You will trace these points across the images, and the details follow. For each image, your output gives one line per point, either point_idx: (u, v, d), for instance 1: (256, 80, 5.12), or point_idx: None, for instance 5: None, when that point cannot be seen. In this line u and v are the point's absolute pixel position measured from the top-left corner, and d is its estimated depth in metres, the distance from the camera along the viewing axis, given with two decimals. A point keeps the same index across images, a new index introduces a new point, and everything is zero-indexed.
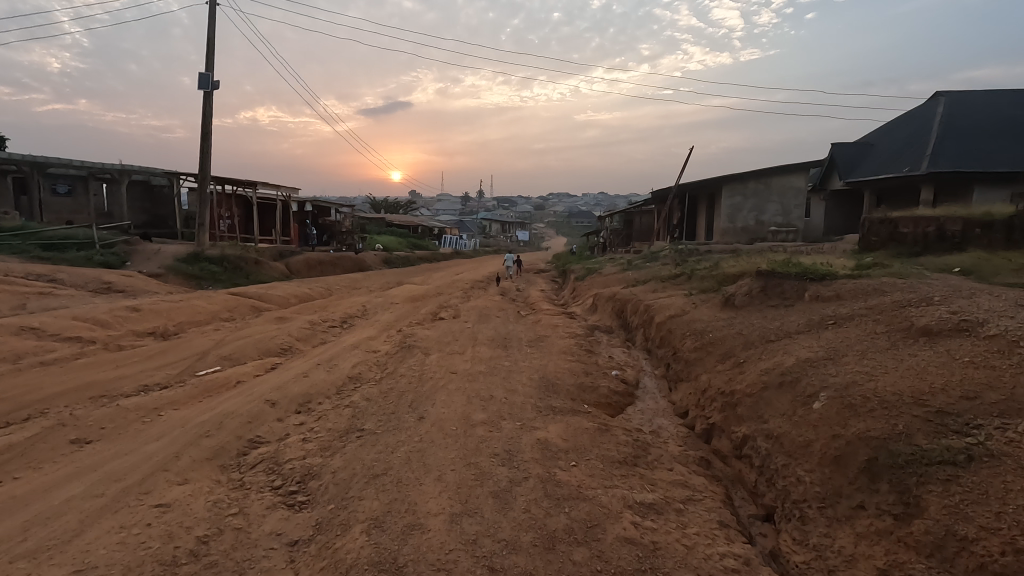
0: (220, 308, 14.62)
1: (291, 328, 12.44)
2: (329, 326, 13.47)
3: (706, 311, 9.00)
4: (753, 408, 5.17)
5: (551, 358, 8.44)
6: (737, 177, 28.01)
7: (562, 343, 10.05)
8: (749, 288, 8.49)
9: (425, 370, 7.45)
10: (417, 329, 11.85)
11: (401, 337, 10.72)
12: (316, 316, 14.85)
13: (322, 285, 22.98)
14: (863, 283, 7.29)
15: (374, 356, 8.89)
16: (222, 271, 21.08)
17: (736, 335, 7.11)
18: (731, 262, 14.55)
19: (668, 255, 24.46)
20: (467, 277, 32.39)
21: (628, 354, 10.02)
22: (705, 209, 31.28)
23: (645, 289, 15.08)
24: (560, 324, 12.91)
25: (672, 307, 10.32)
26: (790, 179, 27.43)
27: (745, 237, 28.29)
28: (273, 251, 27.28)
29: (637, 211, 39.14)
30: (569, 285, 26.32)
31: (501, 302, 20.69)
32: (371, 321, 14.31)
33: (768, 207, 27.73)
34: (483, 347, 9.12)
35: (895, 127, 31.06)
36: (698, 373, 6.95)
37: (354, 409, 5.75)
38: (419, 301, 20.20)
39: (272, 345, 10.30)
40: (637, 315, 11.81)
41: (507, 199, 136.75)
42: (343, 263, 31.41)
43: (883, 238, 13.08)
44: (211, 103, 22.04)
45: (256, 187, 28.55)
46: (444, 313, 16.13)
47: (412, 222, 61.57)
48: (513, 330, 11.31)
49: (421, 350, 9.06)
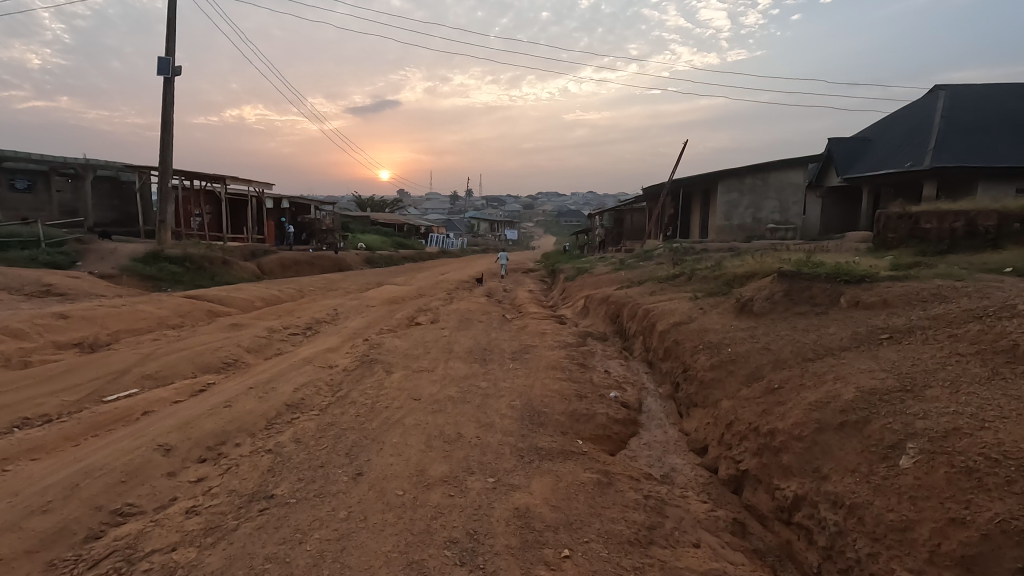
0: (169, 313, 13.13)
1: (244, 337, 11.00)
2: (290, 333, 12.04)
3: (720, 319, 7.69)
4: (804, 456, 3.88)
5: (537, 375, 7.08)
6: (733, 172, 27.13)
7: (551, 355, 8.69)
8: (771, 292, 7.19)
9: (382, 394, 6.06)
10: (385, 338, 10.47)
11: (365, 348, 9.33)
12: (277, 321, 13.40)
13: (294, 286, 21.47)
14: (914, 286, 6.04)
15: (328, 373, 7.49)
16: (183, 272, 19.51)
17: (763, 351, 5.82)
18: (735, 262, 13.33)
19: (662, 254, 23.24)
20: (452, 278, 31.01)
21: (627, 369, 8.68)
22: (699, 206, 30.29)
23: (641, 290, 13.80)
24: (548, 330, 11.57)
25: (676, 313, 9.00)
26: (788, 174, 26.40)
27: (742, 235, 27.44)
28: (245, 251, 25.68)
29: (628, 209, 38.02)
30: (559, 286, 25.03)
31: (486, 304, 19.34)
32: (337, 327, 12.88)
33: (765, 204, 26.88)
34: (456, 361, 7.76)
35: (892, 123, 30.23)
36: (718, 399, 5.64)
37: (276, 457, 4.36)
38: (397, 304, 18.80)
39: (213, 359, 8.86)
40: (635, 321, 10.49)
41: (495, 198, 135.31)
42: (321, 263, 29.86)
43: (903, 235, 11.92)
44: (171, 90, 20.51)
45: (226, 182, 26.95)
46: (421, 317, 14.73)
47: (398, 220, 60.01)
48: (494, 339, 9.95)
49: (384, 365, 7.67)
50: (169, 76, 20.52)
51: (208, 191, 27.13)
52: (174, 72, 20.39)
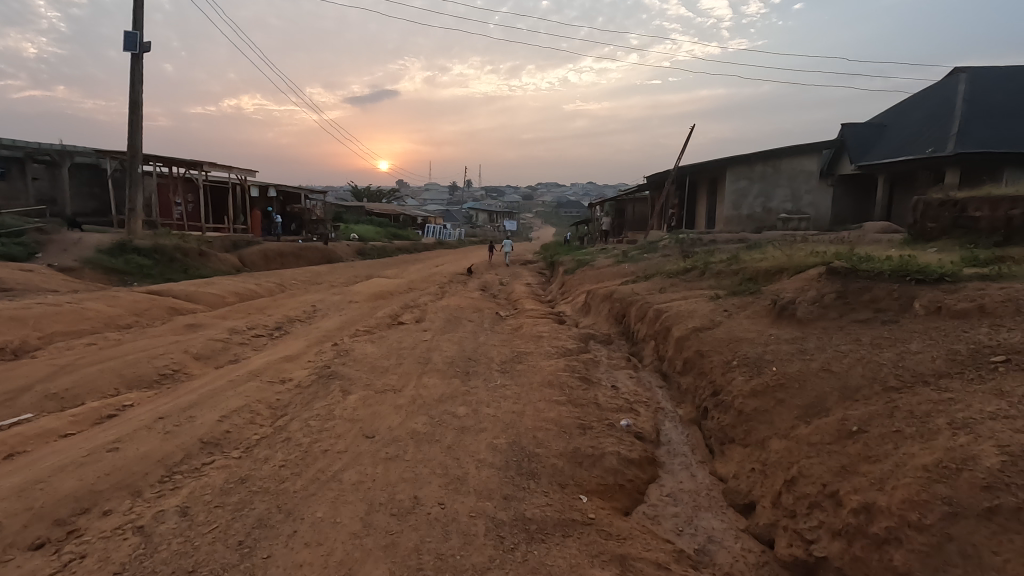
0: (122, 312, 11.73)
1: (198, 340, 9.64)
2: (254, 335, 10.65)
3: (754, 325, 6.31)
4: (931, 561, 2.54)
5: (531, 397, 5.70)
6: (743, 159, 25.56)
7: (549, 365, 7.30)
8: (819, 293, 5.83)
9: (329, 427, 4.69)
10: (358, 343, 9.06)
11: (331, 356, 7.95)
12: (244, 320, 11.99)
13: (275, 280, 20.11)
14: (1016, 288, 4.69)
15: (276, 392, 6.12)
16: (152, 264, 18.06)
17: (823, 374, 4.45)
18: (756, 255, 11.93)
19: (668, 246, 21.83)
20: (446, 270, 29.62)
21: (639, 383, 7.31)
22: (706, 195, 28.66)
23: (650, 286, 12.38)
24: (546, 332, 10.18)
25: (697, 315, 7.63)
26: (800, 161, 24.69)
27: (752, 225, 25.88)
28: (225, 241, 24.25)
29: (630, 199, 36.53)
30: (558, 280, 23.64)
31: (479, 299, 18.00)
32: (309, 328, 11.49)
33: (776, 193, 25.24)
34: (433, 377, 6.37)
35: (907, 109, 28.80)
36: (766, 438, 4.30)
37: (142, 543, 3.04)
38: (383, 299, 17.45)
39: (148, 369, 7.50)
40: (646, 324, 9.10)
41: (494, 189, 133.51)
42: (308, 254, 28.42)
43: (944, 226, 10.59)
44: (138, 67, 18.97)
45: (207, 168, 25.47)
46: (406, 315, 13.38)
47: (394, 210, 58.42)
48: (482, 345, 8.56)
49: (344, 381, 6.29)
50: (136, 52, 18.98)
51: (188, 178, 25.64)
52: (142, 48, 18.86)
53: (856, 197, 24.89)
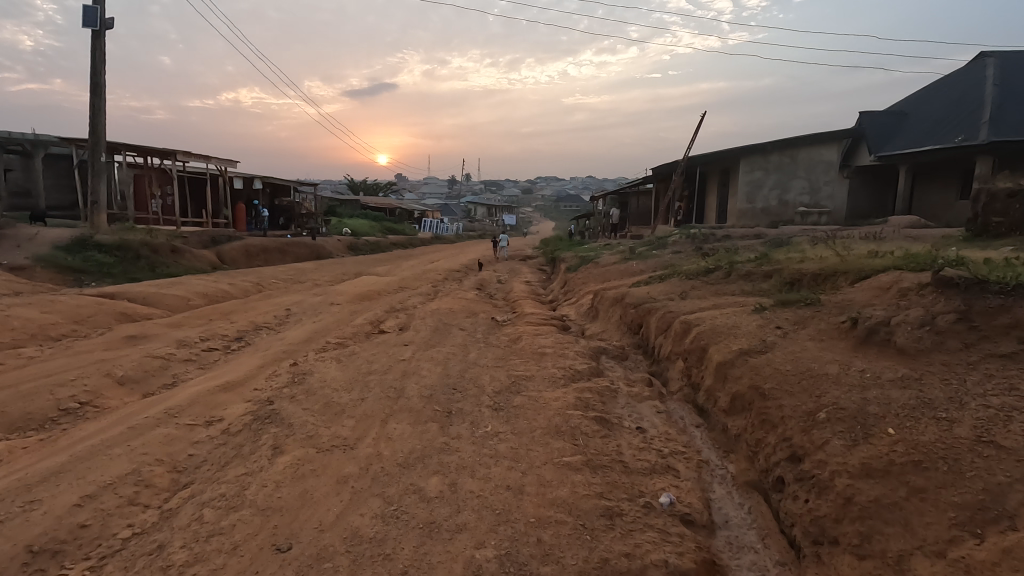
0: (59, 319, 10.15)
1: (133, 355, 8.07)
2: (206, 348, 9.10)
3: (831, 352, 4.74)
4: None
5: (532, 458, 4.14)
6: (759, 149, 23.76)
7: (556, 397, 5.74)
8: (929, 315, 4.27)
9: (228, 527, 3.15)
10: (322, 362, 7.49)
11: (286, 382, 6.42)
12: (201, 329, 10.43)
13: (252, 279, 18.49)
14: None
15: (190, 444, 4.60)
16: (115, 262, 16.45)
17: (987, 454, 2.90)
18: (792, 254, 10.32)
19: (680, 242, 20.23)
20: (441, 267, 28.00)
21: (670, 421, 5.76)
22: (716, 187, 26.87)
23: (667, 290, 10.78)
24: (550, 345, 8.60)
25: (741, 334, 6.05)
26: (819, 151, 23.00)
27: (767, 219, 24.14)
28: (203, 237, 22.65)
29: (634, 192, 35.03)
30: (560, 278, 22.06)
31: (474, 300, 16.45)
32: (274, 339, 9.92)
33: (793, 184, 23.53)
34: (402, 421, 4.83)
35: (928, 97, 27.16)
36: (902, 555, 2.74)
37: None
38: (368, 301, 15.88)
39: (44, 403, 5.93)
40: (671, 338, 7.53)
41: (493, 184, 131.90)
42: (294, 250, 26.83)
43: (1016, 221, 9.03)
44: (99, 45, 17.28)
45: (185, 158, 23.82)
46: (389, 322, 11.82)
47: (390, 204, 56.71)
48: (473, 366, 6.99)
49: (283, 425, 4.74)
50: (97, 29, 17.31)
51: (165, 169, 24.00)
52: (103, 25, 17.18)
53: (875, 188, 23.32)
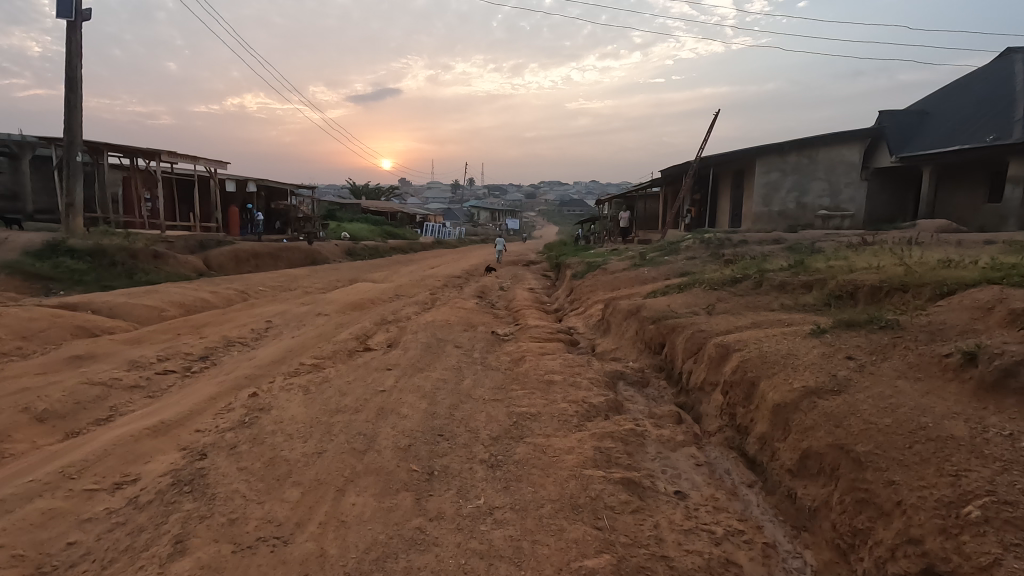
0: (1, 334, 8.99)
1: (69, 382, 6.88)
2: (162, 370, 7.92)
3: (943, 404, 3.53)
4: None
5: (539, 562, 3.00)
6: (775, 148, 22.33)
7: (569, 447, 4.52)
8: None
9: None
10: (286, 393, 6.28)
11: (235, 422, 5.22)
12: (162, 346, 9.26)
13: (238, 286, 17.35)
14: None
15: (76, 524, 3.43)
16: (88, 269, 15.30)
17: None
18: (834, 262, 9.07)
19: (694, 248, 19.02)
20: (441, 272, 26.87)
21: (712, 478, 4.53)
22: (729, 190, 25.29)
23: (690, 303, 9.54)
24: (559, 368, 7.36)
25: (802, 366, 4.82)
26: (840, 151, 21.70)
27: (784, 224, 22.65)
28: (189, 241, 21.55)
29: (641, 194, 34.08)
30: (565, 285, 20.86)
31: (473, 310, 15.26)
32: (243, 358, 8.73)
33: (812, 186, 22.15)
34: (365, 492, 3.64)
35: (952, 94, 25.94)
36: None
37: None
38: (359, 311, 14.69)
39: None
40: (704, 365, 6.29)
41: (496, 188, 131.20)
42: (287, 255, 25.70)
43: None
44: (74, 37, 16.18)
45: (173, 160, 22.75)
46: (378, 336, 10.64)
47: (391, 208, 55.64)
48: (466, 401, 5.76)
49: (204, 496, 3.55)
50: (72, 20, 16.22)
51: (153, 171, 22.92)
52: (79, 15, 16.08)
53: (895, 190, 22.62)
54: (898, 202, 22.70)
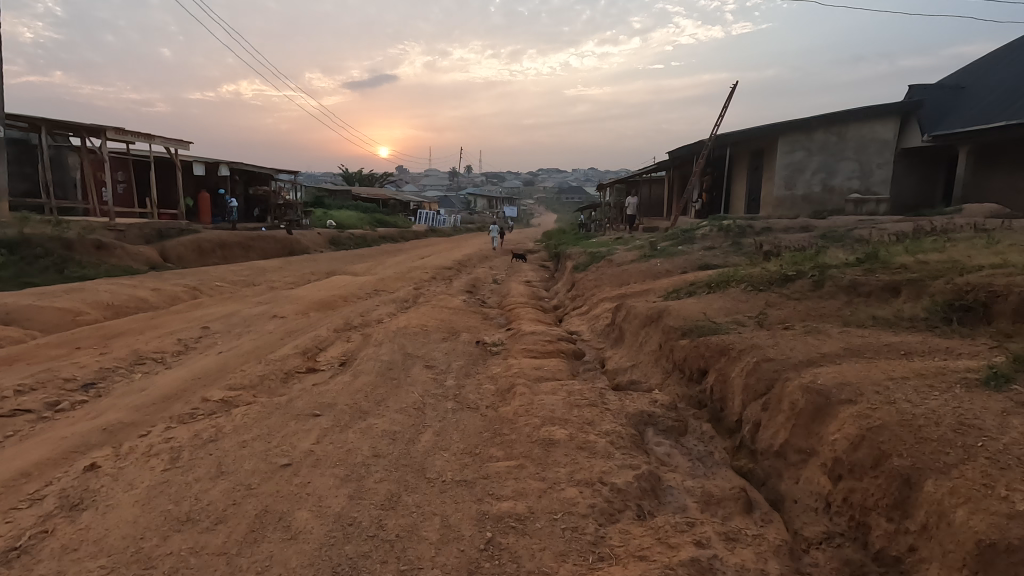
0: None
1: None
2: (10, 409, 5.70)
3: None
4: None
5: None
6: (801, 124, 19.73)
7: None
8: None
9: None
10: (143, 464, 4.09)
11: (4, 547, 3.01)
12: (39, 370, 7.02)
13: (191, 282, 15.13)
14: None
15: None
16: (7, 263, 13.04)
17: None
18: (925, 257, 6.86)
19: (711, 236, 16.84)
20: (430, 263, 24.67)
21: None
22: (744, 172, 22.59)
23: (731, 311, 7.33)
24: (561, 408, 5.17)
25: (1010, 458, 2.67)
26: (872, 127, 19.43)
27: (809, 209, 20.19)
28: (145, 230, 19.30)
29: (646, 179, 32.02)
30: (565, 277, 18.71)
31: (460, 310, 13.14)
32: (138, 387, 6.50)
33: (840, 167, 19.78)
34: None
35: (989, 67, 23.64)
36: None
37: None
38: (325, 312, 12.49)
39: None
40: (784, 417, 4.12)
41: (494, 175, 128.82)
42: (261, 246, 23.46)
43: None
44: None
45: (127, 139, 20.27)
46: (333, 351, 8.46)
47: (382, 195, 53.30)
48: (415, 489, 3.58)
49: None
50: None
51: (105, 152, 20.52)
52: None
53: (918, 175, 20.87)
54: (922, 190, 21.00)
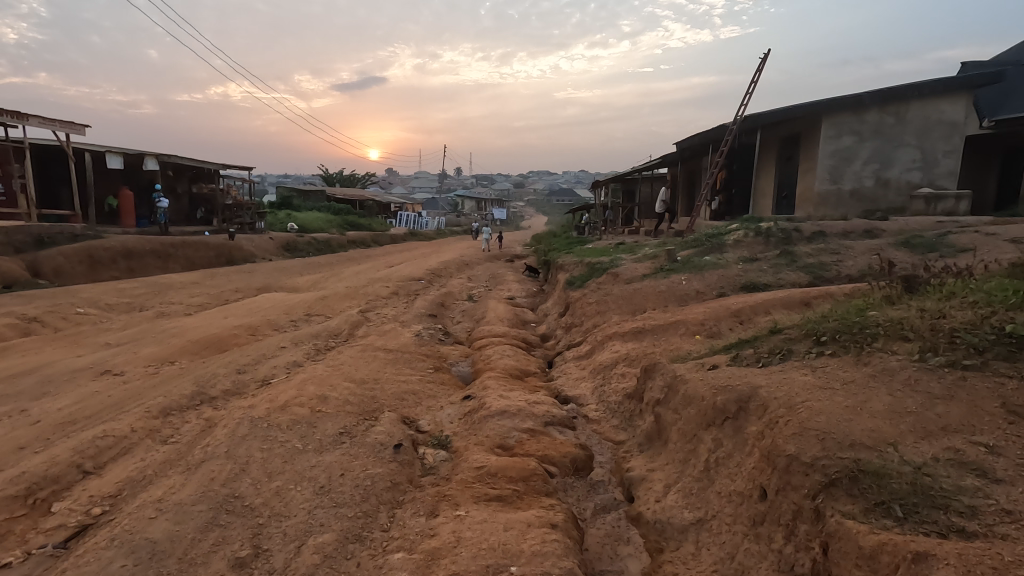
0: None
1: None
2: None
3: None
4: None
5: None
6: (851, 101, 15.66)
7: None
8: None
9: None
10: None
11: None
12: None
13: (36, 308, 10.91)
14: None
15: None
16: None
17: None
18: None
19: (748, 243, 12.88)
20: (396, 274, 20.48)
21: None
22: (773, 164, 18.59)
23: (934, 428, 3.25)
24: None
25: None
26: (938, 106, 15.57)
27: (858, 208, 16.31)
28: (14, 238, 15.04)
29: (646, 178, 28.28)
30: (557, 295, 14.70)
31: (407, 354, 9.02)
32: None
33: (898, 155, 15.90)
34: None
35: None
36: None
37: None
38: (196, 361, 8.28)
39: None
40: None
41: (484, 177, 124.70)
42: (186, 254, 19.20)
43: None
44: None
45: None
46: (99, 484, 4.30)
47: (360, 195, 48.92)
48: None
49: None
50: None
51: None
52: None
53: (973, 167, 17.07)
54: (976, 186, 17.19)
